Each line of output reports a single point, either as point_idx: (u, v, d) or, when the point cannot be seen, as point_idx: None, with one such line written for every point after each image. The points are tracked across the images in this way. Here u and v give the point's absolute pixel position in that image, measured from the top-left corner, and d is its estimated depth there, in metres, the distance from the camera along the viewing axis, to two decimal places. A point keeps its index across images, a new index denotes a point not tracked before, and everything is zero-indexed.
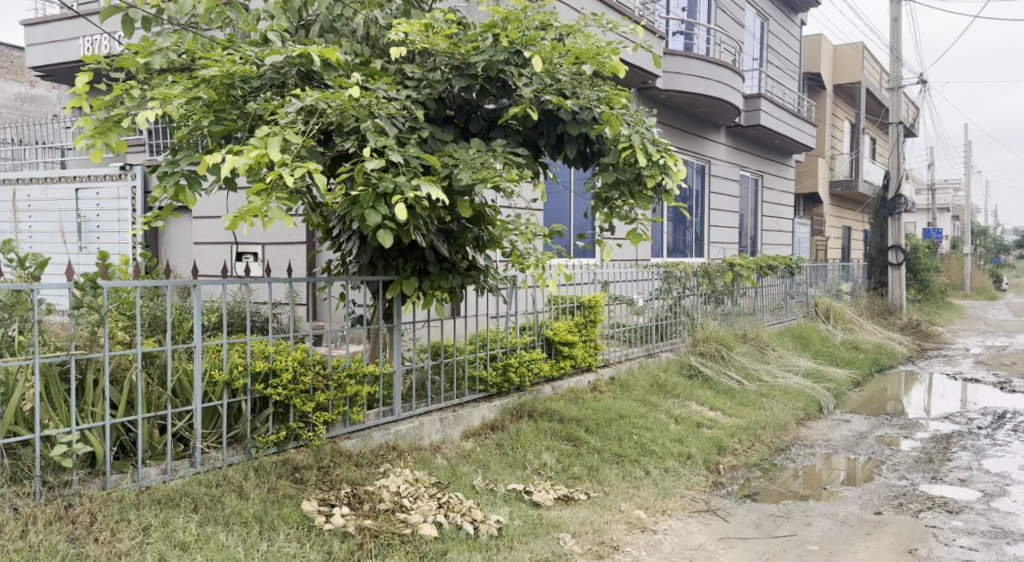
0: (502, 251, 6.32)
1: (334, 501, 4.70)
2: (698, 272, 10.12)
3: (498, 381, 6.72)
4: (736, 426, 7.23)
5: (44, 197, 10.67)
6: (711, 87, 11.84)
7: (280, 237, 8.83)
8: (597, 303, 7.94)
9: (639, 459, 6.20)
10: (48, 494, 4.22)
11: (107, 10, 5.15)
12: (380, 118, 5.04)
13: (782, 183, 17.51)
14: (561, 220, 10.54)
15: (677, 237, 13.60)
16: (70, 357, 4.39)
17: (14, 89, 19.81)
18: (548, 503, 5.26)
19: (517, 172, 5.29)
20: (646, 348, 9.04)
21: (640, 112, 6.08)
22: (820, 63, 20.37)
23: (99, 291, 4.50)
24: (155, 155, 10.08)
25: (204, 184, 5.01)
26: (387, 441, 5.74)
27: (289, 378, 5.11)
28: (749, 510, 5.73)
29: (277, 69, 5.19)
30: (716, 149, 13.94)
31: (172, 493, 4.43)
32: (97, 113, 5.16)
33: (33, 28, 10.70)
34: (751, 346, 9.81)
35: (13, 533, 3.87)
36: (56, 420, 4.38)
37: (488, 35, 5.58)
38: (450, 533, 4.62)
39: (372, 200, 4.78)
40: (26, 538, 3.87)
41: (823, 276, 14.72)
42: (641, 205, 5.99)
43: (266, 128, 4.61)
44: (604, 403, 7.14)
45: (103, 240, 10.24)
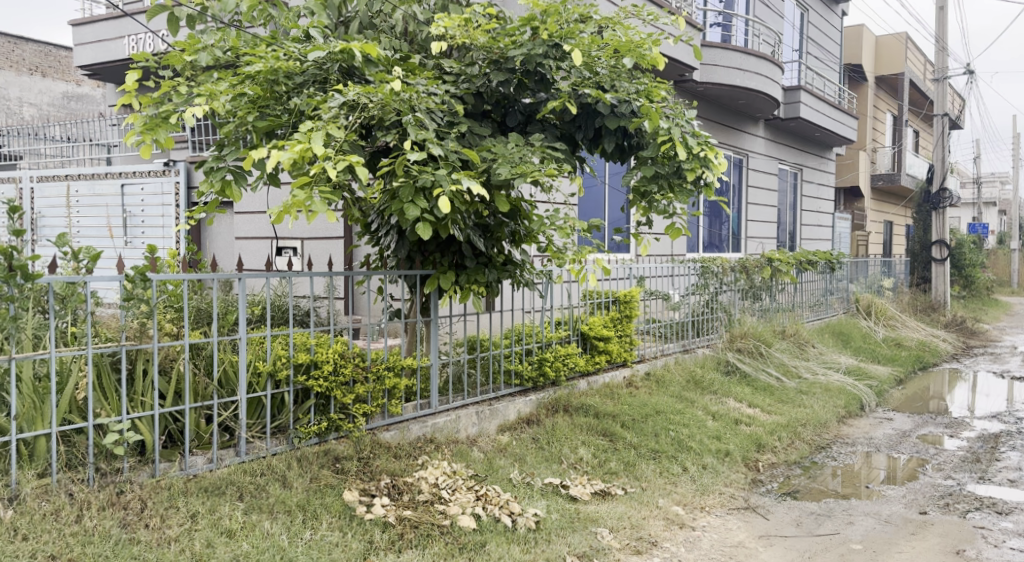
0: (538, 246, 6.30)
1: (374, 492, 4.75)
2: (735, 267, 10.05)
3: (534, 375, 6.75)
4: (775, 424, 7.16)
5: (90, 193, 10.87)
6: (749, 79, 11.72)
7: (321, 232, 8.96)
8: (633, 299, 7.91)
9: (676, 456, 6.18)
10: (101, 480, 4.31)
11: (153, 9, 5.23)
12: (420, 112, 5.06)
13: (822, 176, 17.27)
14: (596, 214, 10.52)
15: (713, 231, 13.43)
16: (121, 348, 4.49)
17: (62, 88, 20.44)
18: (586, 497, 5.26)
19: (555, 167, 5.31)
20: (682, 344, 9.00)
21: (680, 104, 6.05)
22: (862, 54, 20.04)
23: (148, 284, 4.60)
24: (198, 152, 10.37)
25: (250, 180, 5.10)
26: (424, 433, 5.77)
27: (330, 370, 5.19)
28: (789, 508, 5.68)
29: (320, 65, 5.29)
30: (753, 143, 13.80)
31: (218, 482, 4.51)
32: (146, 110, 5.25)
33: (81, 28, 10.93)
34: (789, 342, 9.73)
35: (68, 518, 3.95)
36: (108, 408, 4.49)
37: (526, 29, 5.58)
38: (489, 525, 4.64)
39: (412, 194, 4.82)
40: (82, 522, 3.95)
41: (863, 271, 14.51)
42: (680, 199, 5.96)
43: (309, 123, 4.68)
44: (639, 398, 7.09)
45: (149, 234, 10.45)
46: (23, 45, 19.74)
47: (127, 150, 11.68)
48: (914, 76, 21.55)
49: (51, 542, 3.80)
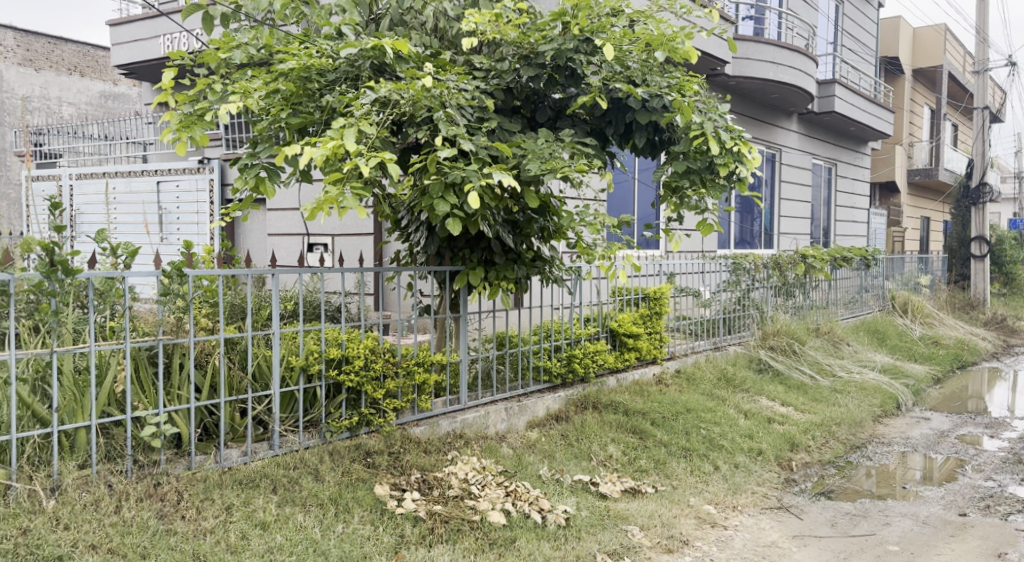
0: (568, 243, 6.27)
1: (405, 486, 4.78)
2: (768, 264, 9.96)
3: (563, 371, 6.73)
4: (809, 422, 7.08)
5: (127, 190, 11.03)
6: (782, 73, 11.59)
7: (352, 228, 9.02)
8: (663, 295, 7.87)
9: (708, 454, 6.13)
10: (139, 472, 4.39)
11: (188, 8, 5.29)
12: (451, 108, 5.07)
13: (857, 171, 17.03)
14: (626, 210, 10.47)
15: (744, 227, 13.27)
16: (158, 342, 4.57)
17: (99, 88, 20.79)
18: (615, 495, 5.24)
19: (585, 163, 5.28)
20: (713, 341, 8.93)
21: (713, 98, 6.01)
22: (899, 47, 19.72)
23: (184, 279, 4.68)
24: (232, 149, 10.49)
25: (283, 176, 5.16)
26: (454, 429, 5.79)
27: (361, 364, 5.24)
28: (824, 508, 5.62)
29: (352, 62, 5.31)
30: (787, 137, 13.65)
31: (252, 475, 4.57)
32: (182, 107, 5.32)
33: (118, 28, 11.12)
34: (823, 340, 9.62)
35: (108, 509, 4.02)
36: (146, 402, 4.57)
37: (557, 23, 5.56)
38: (519, 521, 4.64)
39: (442, 190, 4.83)
40: (120, 513, 4.01)
41: (899, 269, 14.29)
42: (713, 194, 5.93)
43: (341, 120, 4.71)
44: (670, 396, 7.04)
45: (184, 231, 10.60)
46: (63, 46, 20.07)
47: (163, 148, 11.85)
48: (952, 69, 21.15)
49: (91, 532, 3.86)
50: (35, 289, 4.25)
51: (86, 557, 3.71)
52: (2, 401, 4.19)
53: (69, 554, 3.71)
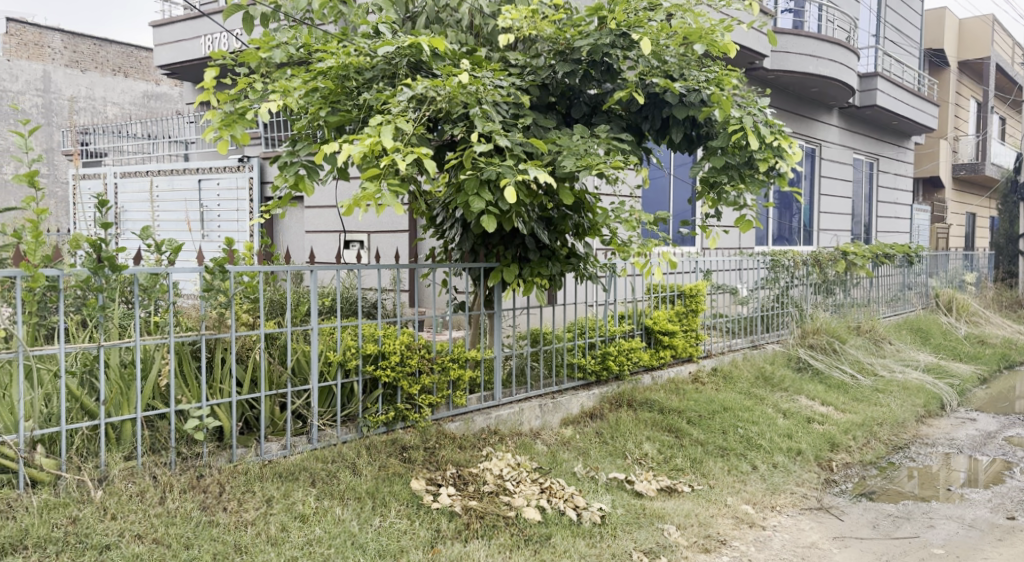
0: (602, 239, 6.24)
1: (440, 481, 4.81)
2: (808, 260, 9.83)
3: (597, 368, 6.71)
4: (850, 422, 6.96)
5: (169, 188, 11.23)
6: (823, 66, 11.42)
7: (388, 225, 9.09)
8: (699, 292, 7.81)
9: (745, 454, 6.06)
10: (182, 464, 4.48)
11: (229, 9, 5.37)
12: (487, 105, 5.08)
13: (900, 166, 16.71)
14: (662, 207, 10.40)
15: (783, 223, 13.06)
16: (201, 337, 4.65)
17: (141, 88, 21.24)
18: (651, 493, 5.20)
19: (621, 158, 5.26)
20: (751, 339, 8.81)
21: (751, 93, 5.97)
22: (944, 39, 19.31)
23: (226, 276, 4.75)
24: (272, 148, 10.59)
25: (321, 174, 5.23)
26: (489, 425, 5.81)
27: (397, 360, 5.29)
28: (865, 510, 5.53)
29: (389, 61, 5.34)
30: (827, 132, 13.45)
31: (292, 468, 4.64)
32: (224, 106, 5.40)
33: (161, 29, 11.34)
34: (865, 338, 9.45)
35: (153, 499, 4.09)
36: (189, 396, 4.67)
37: (594, 18, 5.55)
38: (554, 518, 4.63)
39: (477, 187, 4.84)
40: (164, 504, 4.09)
41: (943, 266, 14.00)
42: (752, 190, 5.89)
43: (379, 117, 4.74)
44: (706, 394, 6.98)
45: (225, 228, 10.78)
46: (107, 47, 21.16)
47: (203, 146, 12.05)
48: (1000, 61, 20.65)
49: (137, 522, 3.92)
50: (84, 285, 4.33)
51: (132, 546, 3.78)
52: (53, 395, 4.34)
53: (116, 544, 3.78)
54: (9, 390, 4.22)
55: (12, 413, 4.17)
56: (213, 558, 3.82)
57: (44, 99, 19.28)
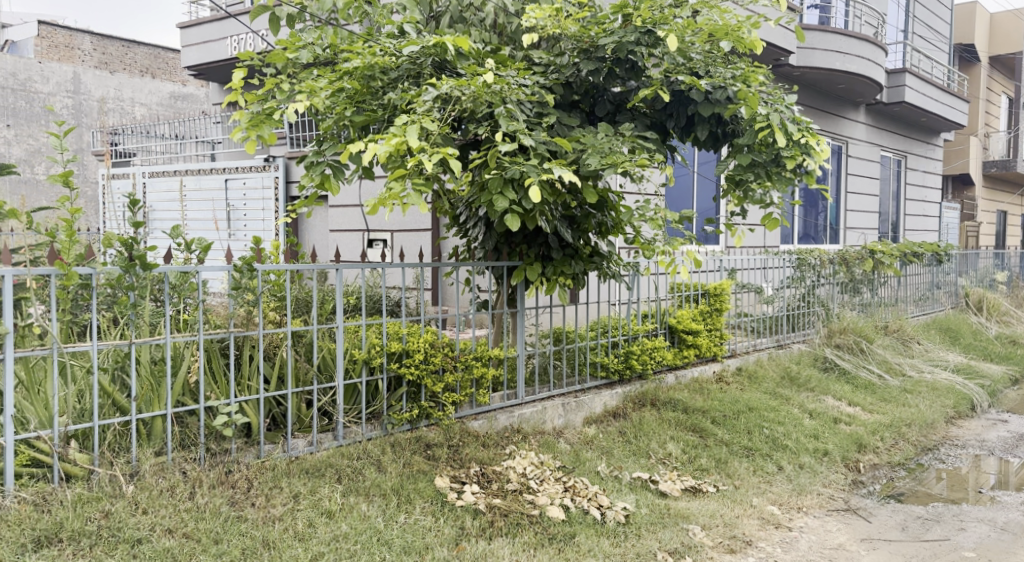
0: (625, 238, 6.23)
1: (464, 479, 4.82)
2: (834, 259, 9.73)
3: (620, 368, 6.69)
4: (878, 423, 6.88)
5: (197, 188, 11.36)
6: (849, 62, 11.30)
7: (412, 224, 9.13)
8: (723, 291, 7.75)
9: (771, 454, 6.01)
10: (211, 460, 4.53)
11: (256, 10, 5.42)
12: (511, 103, 5.08)
13: (927, 164, 16.50)
14: (685, 205, 10.35)
15: (808, 221, 12.91)
16: (229, 334, 4.72)
17: (169, 88, 21.49)
18: (675, 493, 5.18)
19: (646, 157, 5.25)
20: (776, 339, 8.75)
21: (778, 89, 5.93)
22: (974, 34, 19.05)
23: (254, 274, 4.79)
24: (297, 148, 10.61)
25: (347, 174, 5.27)
26: (511, 423, 5.82)
27: (421, 358, 5.32)
28: (894, 511, 5.47)
29: (414, 60, 5.37)
30: (853, 129, 13.32)
31: (318, 464, 4.68)
32: (251, 107, 5.45)
33: (188, 30, 11.46)
34: (893, 338, 9.33)
35: (183, 494, 4.13)
36: (218, 392, 4.74)
37: (618, 16, 5.53)
38: (578, 517, 4.63)
39: (500, 186, 4.85)
40: (194, 499, 4.13)
41: (973, 265, 13.81)
42: (779, 187, 5.86)
43: (404, 117, 4.76)
44: (731, 394, 6.93)
45: (251, 227, 10.90)
46: (135, 49, 22.24)
47: (230, 146, 12.18)
48: None
49: (168, 517, 3.96)
50: (115, 283, 4.38)
51: (163, 540, 3.82)
52: (86, 391, 4.41)
53: (147, 538, 3.83)
54: (43, 386, 4.29)
55: (47, 409, 4.24)
56: (242, 553, 3.86)
57: (75, 100, 19.56)
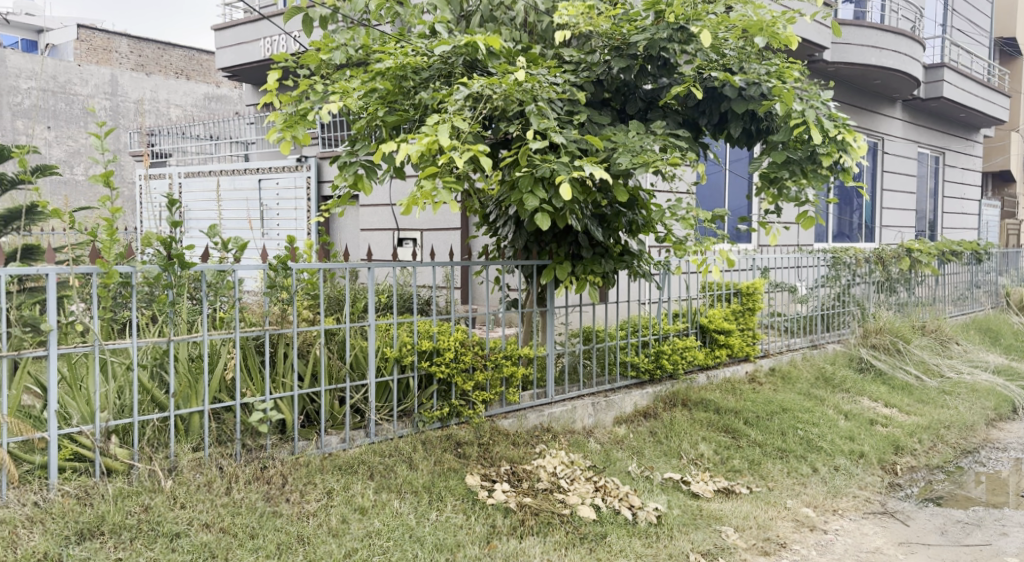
0: (656, 237, 6.19)
1: (495, 477, 4.84)
2: (870, 258, 9.56)
3: (651, 367, 6.65)
4: (915, 425, 6.75)
5: (231, 188, 11.52)
6: (886, 57, 11.10)
7: (441, 223, 9.17)
8: (756, 291, 7.65)
9: (805, 456, 5.92)
10: (247, 455, 4.60)
11: (290, 11, 5.47)
12: (542, 102, 5.07)
13: (967, 161, 16.17)
14: (717, 203, 10.25)
15: (843, 219, 12.69)
16: (264, 332, 4.79)
17: (203, 90, 21.81)
18: (708, 494, 5.13)
19: (678, 155, 5.21)
20: (810, 339, 8.64)
21: (814, 86, 5.85)
22: (1016, 28, 18.61)
23: (289, 273, 4.87)
24: (329, 148, 10.69)
25: (379, 174, 5.32)
26: (541, 422, 5.81)
27: (452, 356, 5.34)
28: (933, 515, 5.36)
29: (445, 60, 5.39)
30: (890, 126, 13.11)
31: (351, 461, 4.73)
32: (286, 108, 5.51)
33: (222, 32, 11.62)
34: (930, 338, 9.15)
35: (219, 489, 4.19)
36: (254, 389, 4.82)
37: (650, 13, 5.47)
38: (609, 517, 4.61)
39: (531, 184, 4.86)
40: (231, 494, 4.19)
41: (1015, 263, 13.50)
42: (815, 184, 5.79)
43: (435, 116, 4.77)
44: (764, 395, 6.85)
45: (284, 226, 11.03)
46: (170, 51, 22.73)
47: (263, 147, 12.33)
48: None
49: (205, 511, 4.02)
50: (153, 281, 4.46)
51: (201, 534, 3.86)
52: (125, 387, 4.50)
53: (186, 532, 3.88)
54: (85, 382, 4.38)
55: (89, 404, 4.33)
56: (277, 548, 3.90)
57: (112, 102, 19.94)
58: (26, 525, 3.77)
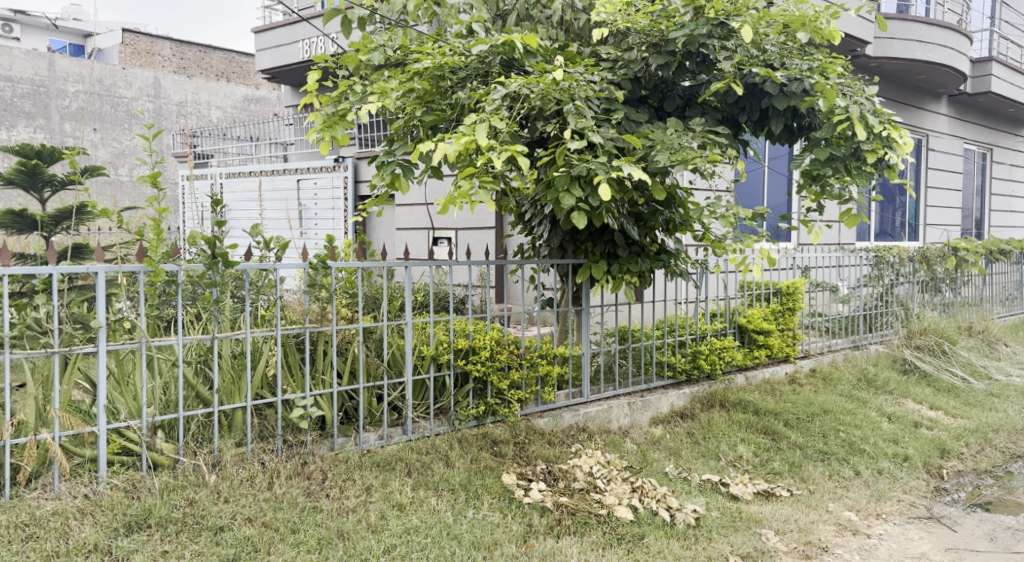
0: (694, 235, 6.12)
1: (531, 476, 4.84)
2: (914, 257, 9.34)
3: (688, 367, 6.58)
4: (962, 428, 6.59)
5: (271, 188, 11.68)
6: (931, 52, 10.84)
7: (474, 222, 9.21)
8: (796, 290, 7.53)
9: (847, 459, 5.81)
10: (288, 451, 4.66)
11: (329, 13, 5.53)
12: (580, 101, 5.04)
13: (1016, 158, 15.74)
14: (755, 201, 10.11)
15: (886, 217, 12.43)
16: (305, 330, 4.85)
17: (243, 92, 22.16)
18: (747, 496, 5.06)
19: (718, 153, 5.14)
20: (852, 340, 8.49)
21: (858, 82, 5.75)
22: None
23: (328, 271, 4.93)
24: (366, 148, 10.77)
25: (416, 173, 5.36)
26: (577, 422, 5.79)
27: (487, 355, 5.35)
28: (981, 521, 5.22)
29: (482, 59, 5.39)
30: (935, 122, 12.80)
31: (389, 458, 4.76)
32: (325, 108, 5.56)
33: (261, 35, 11.79)
34: (977, 339, 8.91)
35: (261, 484, 4.25)
36: (294, 386, 4.88)
37: (689, 10, 5.37)
38: (646, 518, 4.57)
39: (567, 183, 4.83)
40: (273, 489, 4.24)
41: None
42: (859, 182, 5.68)
43: (473, 116, 4.77)
44: (804, 396, 6.74)
45: (322, 226, 11.14)
46: (211, 54, 23.20)
47: (301, 147, 12.49)
48: None
49: (248, 506, 4.08)
50: (197, 280, 4.54)
51: (243, 528, 3.93)
52: (171, 383, 4.58)
53: (229, 526, 3.94)
54: (133, 378, 4.47)
55: (137, 400, 4.41)
56: (318, 543, 3.94)
57: (156, 104, 20.37)
58: (77, 517, 3.86)
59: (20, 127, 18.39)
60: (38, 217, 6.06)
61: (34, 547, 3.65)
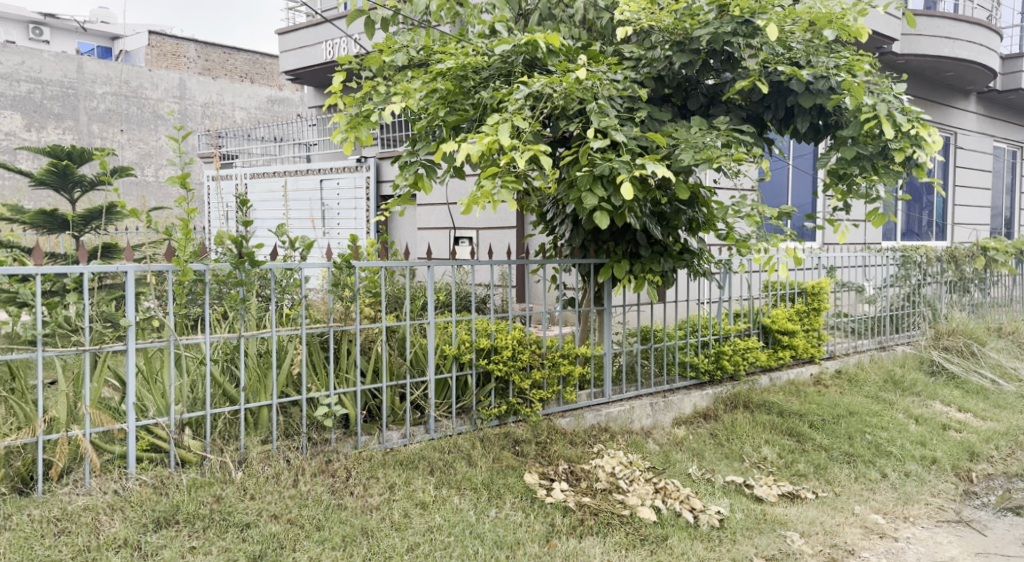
0: (718, 235, 6.08)
1: (553, 476, 4.83)
2: (942, 257, 9.20)
3: (711, 367, 6.54)
4: (992, 431, 6.48)
5: (296, 189, 11.79)
6: (960, 48, 10.68)
7: (495, 222, 9.22)
8: (821, 290, 7.46)
9: (874, 461, 5.73)
10: (312, 449, 4.69)
11: (353, 14, 5.56)
12: (603, 100, 5.02)
13: None
14: (779, 201, 10.03)
15: (912, 216, 12.26)
16: (329, 329, 4.88)
17: (267, 93, 22.36)
18: (772, 498, 5.01)
19: (742, 151, 5.09)
20: (878, 340, 8.40)
21: (886, 79, 5.68)
22: None
23: (352, 271, 4.96)
24: (389, 147, 10.77)
25: (439, 173, 5.38)
26: (599, 422, 5.77)
27: (509, 354, 5.35)
28: (1011, 525, 5.13)
29: (505, 59, 5.38)
30: (964, 120, 12.61)
31: (411, 456, 4.77)
32: (350, 108, 5.59)
33: (285, 36, 11.88)
34: (1007, 341, 8.76)
35: (287, 481, 4.28)
36: (318, 384, 4.92)
37: (713, 7, 5.33)
38: (670, 519, 4.54)
39: (590, 182, 4.82)
40: (298, 486, 4.27)
41: None
42: (885, 181, 5.60)
43: (496, 116, 4.76)
44: (829, 398, 6.67)
45: (345, 225, 11.21)
46: (236, 56, 23.45)
47: (325, 147, 12.57)
48: None
49: (273, 502, 4.11)
50: (225, 279, 4.60)
51: (269, 525, 3.95)
52: (198, 381, 4.63)
53: (255, 522, 3.97)
54: (161, 376, 4.50)
55: (164, 397, 4.46)
56: (342, 540, 3.96)
57: (181, 105, 20.60)
58: (106, 512, 3.91)
59: (49, 128, 18.65)
60: (66, 218, 6.18)
61: (65, 541, 3.70)
